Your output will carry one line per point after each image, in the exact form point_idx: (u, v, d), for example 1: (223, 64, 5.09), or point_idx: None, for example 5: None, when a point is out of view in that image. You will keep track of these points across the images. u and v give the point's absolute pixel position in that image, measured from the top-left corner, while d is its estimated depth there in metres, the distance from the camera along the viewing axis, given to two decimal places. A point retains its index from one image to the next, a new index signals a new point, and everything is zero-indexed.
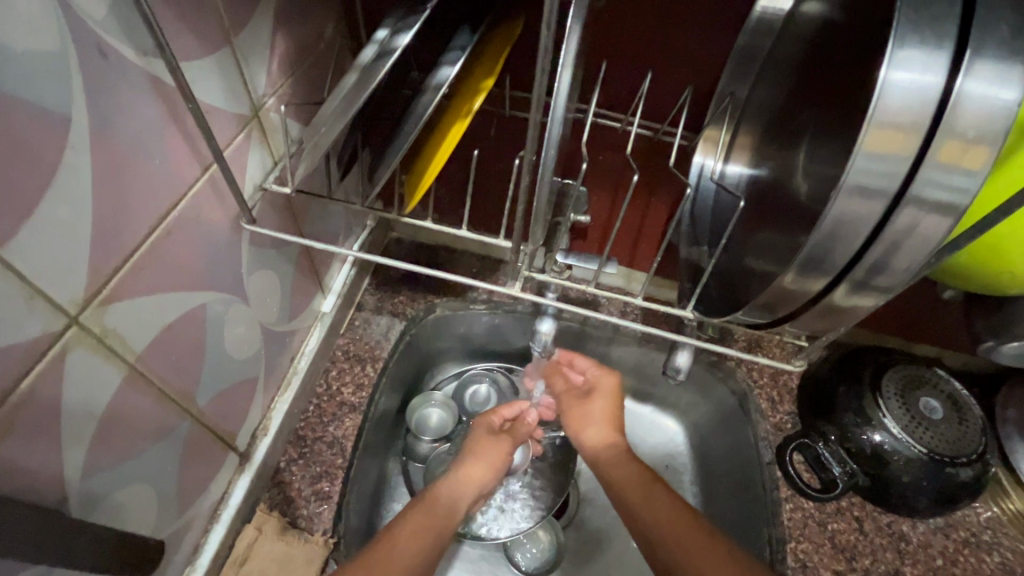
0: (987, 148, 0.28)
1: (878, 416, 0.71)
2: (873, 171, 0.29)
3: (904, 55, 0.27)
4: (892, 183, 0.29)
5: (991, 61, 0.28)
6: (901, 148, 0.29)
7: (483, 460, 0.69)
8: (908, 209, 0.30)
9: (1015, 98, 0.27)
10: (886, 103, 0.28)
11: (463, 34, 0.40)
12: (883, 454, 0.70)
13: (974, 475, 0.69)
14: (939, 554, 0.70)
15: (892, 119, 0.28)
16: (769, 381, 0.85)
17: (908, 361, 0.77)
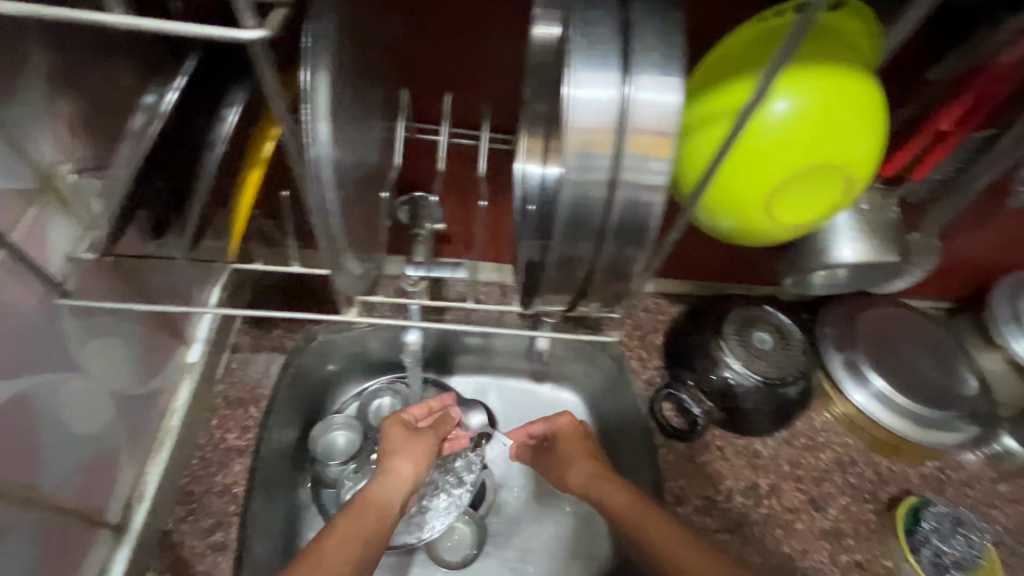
0: (669, 139, 0.33)
1: (721, 355, 0.82)
2: (583, 175, 0.34)
3: (580, 78, 0.32)
4: (602, 175, 0.34)
5: (654, 72, 0.33)
6: (600, 153, 0.34)
7: (405, 456, 0.73)
8: (625, 191, 0.35)
9: (675, 101, 0.32)
10: (575, 118, 0.33)
11: (234, 91, 0.42)
12: (728, 387, 0.81)
13: (800, 390, 0.81)
14: (786, 461, 0.83)
15: (585, 127, 0.33)
16: (639, 342, 0.94)
17: (743, 304, 0.89)
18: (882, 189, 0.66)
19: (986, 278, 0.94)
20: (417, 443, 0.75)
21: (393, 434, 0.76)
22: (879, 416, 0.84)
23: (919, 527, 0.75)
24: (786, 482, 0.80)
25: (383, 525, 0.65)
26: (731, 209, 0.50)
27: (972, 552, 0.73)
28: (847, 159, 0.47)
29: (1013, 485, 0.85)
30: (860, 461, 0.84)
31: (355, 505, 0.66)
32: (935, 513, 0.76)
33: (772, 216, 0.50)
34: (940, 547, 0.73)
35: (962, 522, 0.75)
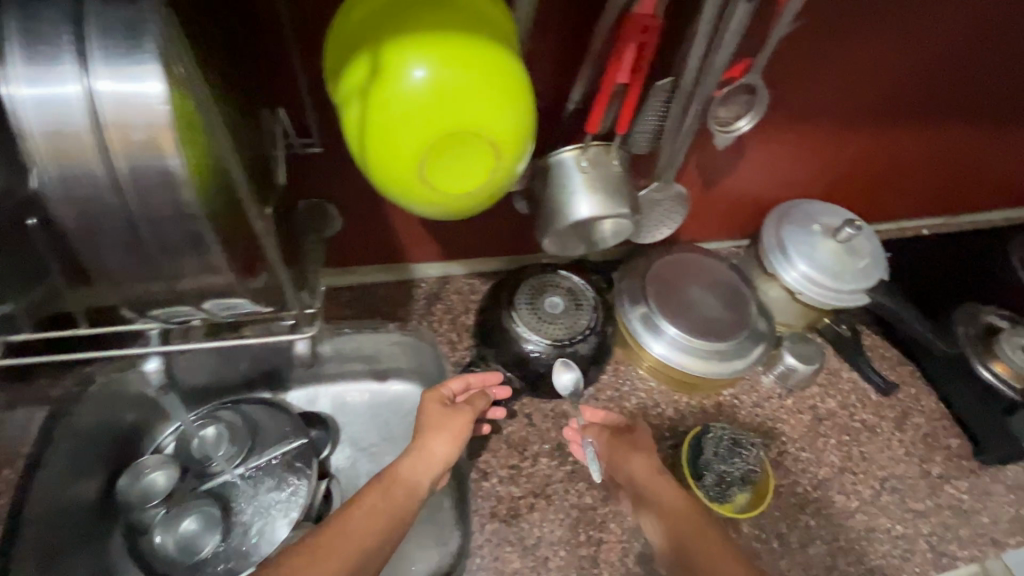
0: (163, 126, 0.37)
1: (512, 326, 0.83)
2: (60, 164, 0.38)
3: (18, 76, 0.36)
4: (92, 172, 0.38)
5: (102, 60, 0.36)
6: (67, 143, 0.37)
7: (439, 431, 0.70)
8: (140, 176, 0.38)
9: (129, 86, 0.36)
10: (26, 113, 0.36)
11: None
12: (523, 355, 0.83)
13: (591, 347, 0.84)
14: (590, 415, 0.86)
15: (53, 131, 0.37)
16: (450, 325, 0.95)
17: (539, 271, 0.91)
18: (600, 145, 0.68)
19: (763, 212, 1.02)
20: (454, 418, 0.72)
21: (429, 411, 0.73)
22: (674, 360, 0.88)
23: (702, 457, 0.81)
24: (589, 436, 0.84)
25: (405, 506, 0.62)
26: (404, 192, 0.51)
27: (744, 466, 0.81)
28: (481, 122, 0.48)
29: (797, 398, 0.93)
30: (662, 403, 0.90)
31: (382, 481, 0.63)
32: (714, 439, 0.82)
33: (431, 187, 0.50)
34: (719, 470, 0.80)
35: (735, 441, 0.82)
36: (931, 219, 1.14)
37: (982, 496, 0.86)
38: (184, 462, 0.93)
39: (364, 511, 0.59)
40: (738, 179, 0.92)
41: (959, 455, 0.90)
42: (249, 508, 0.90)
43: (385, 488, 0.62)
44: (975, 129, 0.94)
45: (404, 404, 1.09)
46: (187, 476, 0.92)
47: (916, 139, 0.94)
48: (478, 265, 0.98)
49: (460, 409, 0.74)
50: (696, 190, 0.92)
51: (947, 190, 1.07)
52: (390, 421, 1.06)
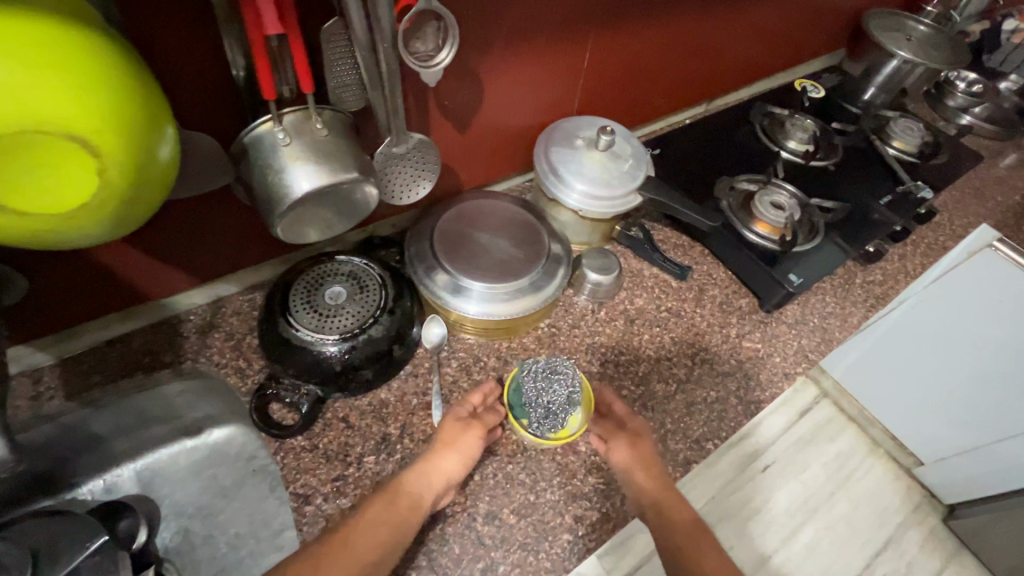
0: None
1: (292, 333, 0.75)
2: None
3: None
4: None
5: None
6: None
7: (454, 448, 0.72)
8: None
9: None
10: None
11: None
12: (315, 360, 0.75)
13: (389, 326, 0.79)
14: (412, 395, 0.84)
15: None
16: (233, 353, 0.84)
17: (312, 265, 0.82)
18: (298, 110, 0.60)
19: (533, 140, 1.01)
20: (468, 432, 0.73)
21: (446, 425, 0.74)
22: (482, 311, 0.86)
23: (525, 395, 0.81)
24: (413, 416, 0.82)
25: (406, 524, 0.63)
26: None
27: (568, 390, 0.81)
28: (39, 120, 0.37)
29: (609, 307, 0.97)
30: (483, 355, 0.90)
31: (390, 493, 0.65)
32: (532, 372, 0.82)
33: (1, 212, 0.40)
34: (544, 402, 0.79)
35: (551, 368, 0.82)
36: (688, 111, 1.23)
37: (773, 340, 0.97)
38: None
39: (359, 529, 0.60)
40: (492, 113, 0.89)
41: (750, 311, 1.00)
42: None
43: (390, 500, 0.64)
44: (690, 20, 1.00)
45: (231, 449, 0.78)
46: None
47: (645, 39, 0.98)
48: (251, 276, 0.87)
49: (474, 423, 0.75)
50: (452, 134, 0.88)
51: (691, 80, 1.15)
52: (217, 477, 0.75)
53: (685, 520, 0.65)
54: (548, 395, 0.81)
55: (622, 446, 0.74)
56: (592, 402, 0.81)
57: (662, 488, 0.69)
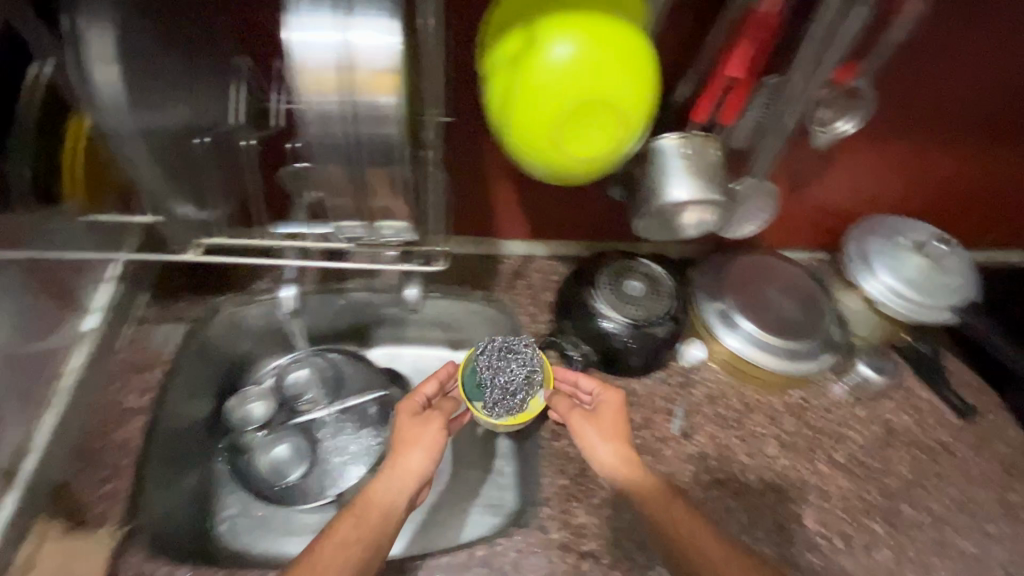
0: (376, 65, 0.45)
1: (594, 304, 0.89)
2: (318, 99, 0.45)
3: (302, 24, 0.43)
4: (329, 99, 0.46)
5: (378, 16, 0.44)
6: (329, 84, 0.45)
7: (417, 445, 0.77)
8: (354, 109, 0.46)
9: (395, 41, 0.45)
10: (303, 53, 0.44)
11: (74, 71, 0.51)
12: (603, 332, 0.88)
13: (670, 330, 0.89)
14: (662, 397, 0.90)
15: (308, 61, 0.44)
16: (529, 300, 1.00)
17: (619, 258, 0.95)
18: (702, 136, 0.74)
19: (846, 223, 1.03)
20: (429, 425, 0.79)
21: (570, 417, 0.80)
22: (748, 355, 0.90)
23: (480, 375, 0.82)
24: (658, 415, 0.88)
25: (380, 528, 0.69)
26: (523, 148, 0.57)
27: (525, 366, 0.82)
28: (617, 105, 0.55)
29: (871, 409, 0.93)
30: (730, 394, 0.92)
31: (356, 509, 0.71)
32: (486, 354, 0.82)
33: (557, 146, 0.56)
34: (500, 382, 0.81)
35: (509, 347, 0.82)
36: None
37: None
38: (278, 398, 0.95)
39: (340, 535, 0.67)
40: (830, 187, 0.95)
41: None
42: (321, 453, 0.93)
43: (359, 513, 0.70)
44: None
45: None
46: (280, 412, 0.94)
47: None
48: (560, 248, 1.05)
49: (595, 411, 0.81)
50: (783, 193, 0.95)
51: None
52: None
53: (658, 505, 0.72)
54: (504, 374, 0.81)
55: (586, 432, 0.78)
56: (551, 376, 0.84)
57: (625, 463, 0.76)
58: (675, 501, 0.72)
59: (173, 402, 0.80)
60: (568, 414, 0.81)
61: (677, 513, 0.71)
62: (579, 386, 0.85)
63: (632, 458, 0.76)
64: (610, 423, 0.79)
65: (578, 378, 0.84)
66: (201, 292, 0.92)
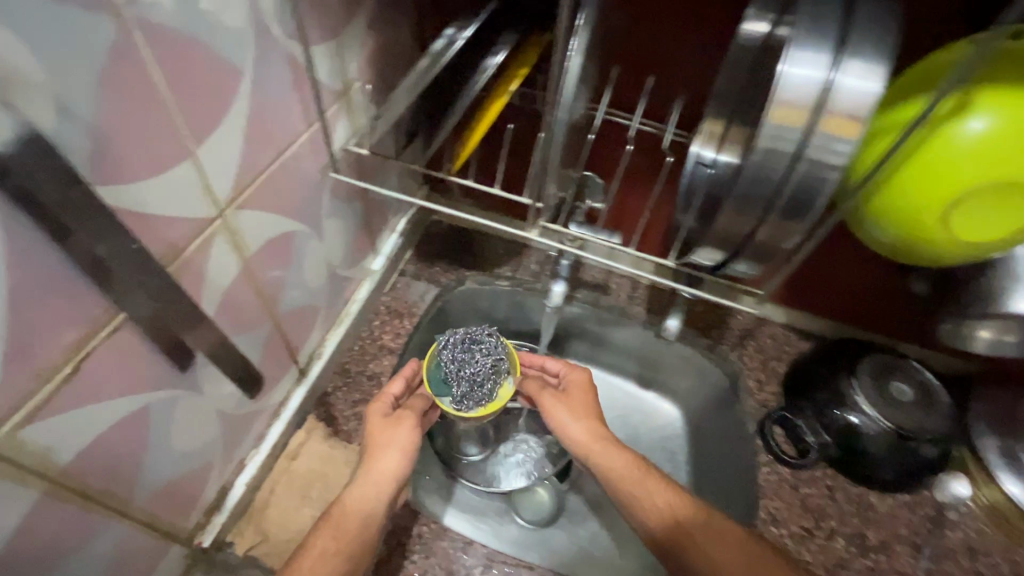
0: (860, 121, 0.38)
1: (851, 395, 0.78)
2: (774, 136, 0.40)
3: (798, 56, 0.38)
4: (790, 146, 0.40)
5: (864, 62, 0.38)
6: (797, 120, 0.39)
7: (390, 448, 0.66)
8: (806, 165, 0.40)
9: (879, 89, 0.37)
10: (785, 87, 0.39)
11: (504, 43, 0.54)
12: (854, 429, 0.77)
13: (937, 453, 0.76)
14: (904, 526, 0.78)
15: (790, 102, 0.39)
16: (759, 365, 0.93)
17: (882, 352, 0.84)
18: None
19: None
20: (398, 427, 0.67)
21: (530, 386, 0.75)
22: None
23: (446, 372, 0.70)
24: (898, 544, 0.77)
25: (361, 537, 0.62)
26: (892, 220, 0.49)
27: (491, 359, 0.71)
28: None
29: None
30: (994, 553, 0.77)
31: (331, 517, 0.62)
32: (447, 346, 0.71)
33: (938, 236, 0.49)
34: (466, 374, 0.69)
35: (472, 338, 0.71)
36: None
37: None
38: None
39: (317, 545, 0.60)
40: None
41: None
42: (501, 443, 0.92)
43: (336, 521, 0.62)
44: None
45: (655, 419, 1.11)
46: None
47: None
48: (803, 320, 0.96)
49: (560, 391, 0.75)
50: None
51: None
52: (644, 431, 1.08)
53: (622, 471, 0.66)
54: (470, 367, 0.69)
55: (553, 407, 0.72)
56: (518, 364, 0.73)
57: (593, 439, 0.69)
58: (665, 485, 0.65)
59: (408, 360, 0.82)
60: (541, 399, 0.73)
61: (667, 502, 0.64)
62: (545, 368, 0.79)
63: (599, 435, 0.70)
64: (579, 402, 0.73)
65: (544, 358, 0.79)
66: (450, 261, 1.00)
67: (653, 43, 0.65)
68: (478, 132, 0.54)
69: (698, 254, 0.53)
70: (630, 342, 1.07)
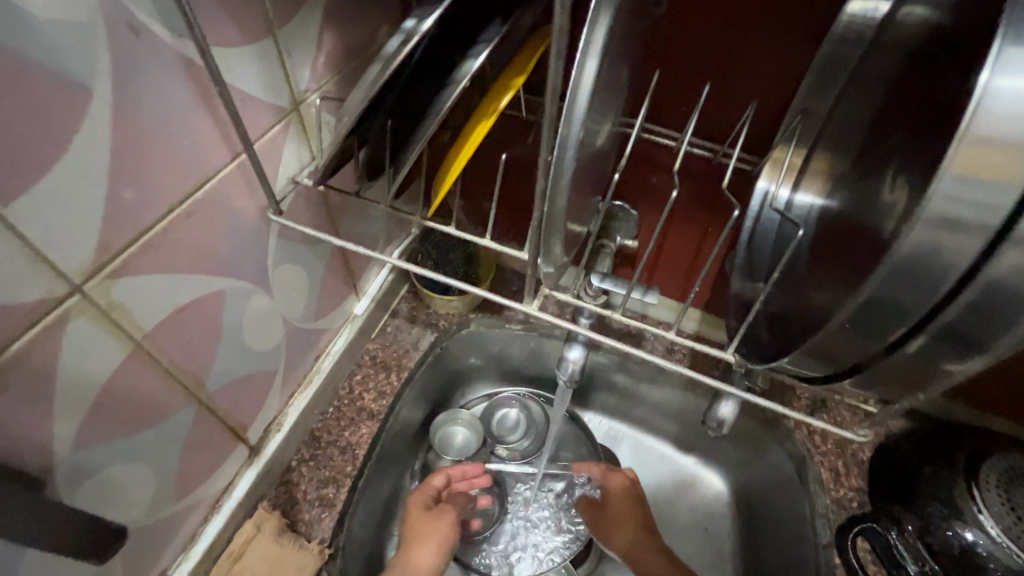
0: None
1: (971, 511, 0.57)
2: (960, 200, 0.25)
3: (1011, 58, 0.24)
4: (992, 213, 0.25)
5: None
6: (1002, 173, 0.24)
7: (425, 541, 0.65)
8: (1010, 251, 0.25)
9: None
10: (984, 115, 0.24)
11: (493, 27, 0.38)
12: (976, 558, 0.56)
13: None
14: None
15: (985, 136, 0.24)
16: (835, 449, 0.73)
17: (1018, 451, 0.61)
18: None
19: None
20: (439, 521, 0.67)
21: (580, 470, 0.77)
22: None
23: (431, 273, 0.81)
24: None
25: None
26: None
27: (464, 255, 0.82)
28: None
29: None
30: None
31: None
32: (423, 248, 0.80)
33: None
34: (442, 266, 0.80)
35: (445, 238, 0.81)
36: None
37: None
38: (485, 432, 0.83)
39: None
40: None
41: None
42: (523, 538, 0.79)
43: None
44: None
45: (694, 494, 0.89)
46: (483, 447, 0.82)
47: None
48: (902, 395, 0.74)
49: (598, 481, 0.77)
50: None
51: None
52: (675, 507, 0.88)
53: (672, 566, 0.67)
54: (446, 259, 0.80)
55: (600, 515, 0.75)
56: (488, 262, 0.82)
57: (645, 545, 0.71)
58: None
59: (393, 424, 0.69)
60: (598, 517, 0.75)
61: None
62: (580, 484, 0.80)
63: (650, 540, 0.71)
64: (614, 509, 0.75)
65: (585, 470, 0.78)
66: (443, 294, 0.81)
67: (714, 35, 0.47)
68: (460, 161, 0.41)
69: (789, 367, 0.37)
70: (669, 402, 0.87)
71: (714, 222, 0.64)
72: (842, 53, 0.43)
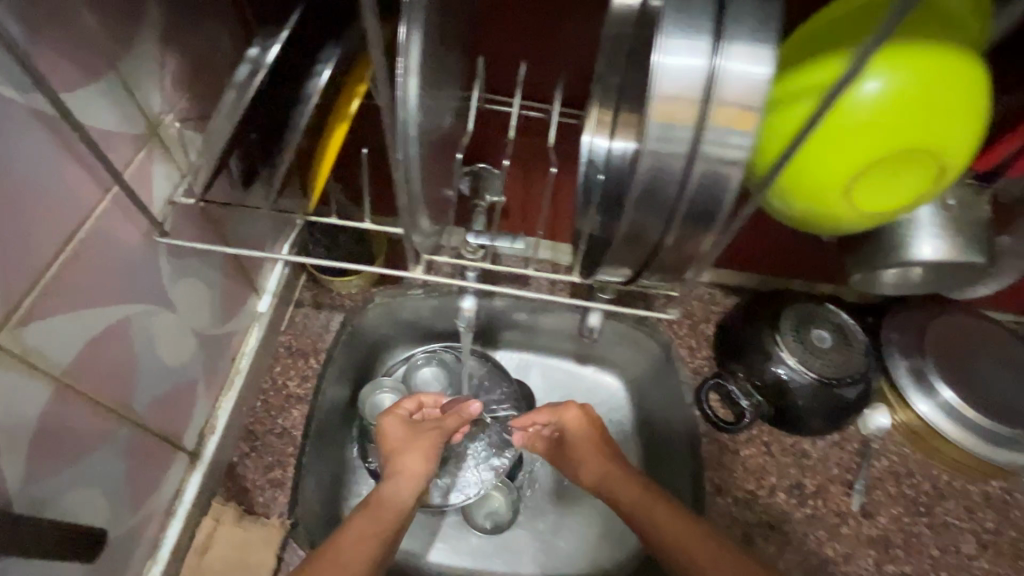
0: (749, 112, 0.32)
1: (777, 351, 0.78)
2: (664, 140, 0.33)
3: (671, 42, 0.32)
4: (681, 146, 0.33)
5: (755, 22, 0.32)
6: (684, 117, 0.33)
7: (414, 452, 0.69)
8: (700, 166, 0.34)
9: (705, 63, 0.32)
10: (662, 82, 0.32)
11: (329, 49, 0.43)
12: (782, 384, 0.78)
13: (859, 394, 0.78)
14: (836, 465, 0.80)
15: (672, 94, 0.32)
16: (688, 331, 0.92)
17: (803, 300, 0.85)
18: (975, 187, 0.60)
19: None
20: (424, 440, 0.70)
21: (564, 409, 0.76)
22: (943, 427, 0.78)
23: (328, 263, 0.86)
24: (833, 485, 0.78)
25: (397, 526, 0.62)
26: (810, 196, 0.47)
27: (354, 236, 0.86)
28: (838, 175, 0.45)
29: None
30: (917, 473, 0.81)
31: (368, 508, 0.63)
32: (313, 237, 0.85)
33: (850, 202, 0.46)
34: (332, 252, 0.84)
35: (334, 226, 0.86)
36: None
37: None
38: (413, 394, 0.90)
39: (355, 532, 0.59)
40: None
41: None
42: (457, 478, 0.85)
43: (373, 513, 0.62)
44: None
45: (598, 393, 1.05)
46: None
47: None
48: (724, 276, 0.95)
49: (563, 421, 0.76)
50: None
51: None
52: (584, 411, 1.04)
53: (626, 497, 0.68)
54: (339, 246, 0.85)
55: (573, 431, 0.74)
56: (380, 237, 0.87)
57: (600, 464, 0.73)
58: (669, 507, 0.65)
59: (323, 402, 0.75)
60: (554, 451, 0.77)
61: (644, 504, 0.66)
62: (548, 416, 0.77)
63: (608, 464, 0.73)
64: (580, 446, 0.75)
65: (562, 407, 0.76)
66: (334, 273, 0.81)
67: (526, 18, 0.57)
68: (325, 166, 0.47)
69: (600, 274, 0.48)
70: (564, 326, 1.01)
71: (562, 169, 0.75)
72: (621, 30, 0.56)
